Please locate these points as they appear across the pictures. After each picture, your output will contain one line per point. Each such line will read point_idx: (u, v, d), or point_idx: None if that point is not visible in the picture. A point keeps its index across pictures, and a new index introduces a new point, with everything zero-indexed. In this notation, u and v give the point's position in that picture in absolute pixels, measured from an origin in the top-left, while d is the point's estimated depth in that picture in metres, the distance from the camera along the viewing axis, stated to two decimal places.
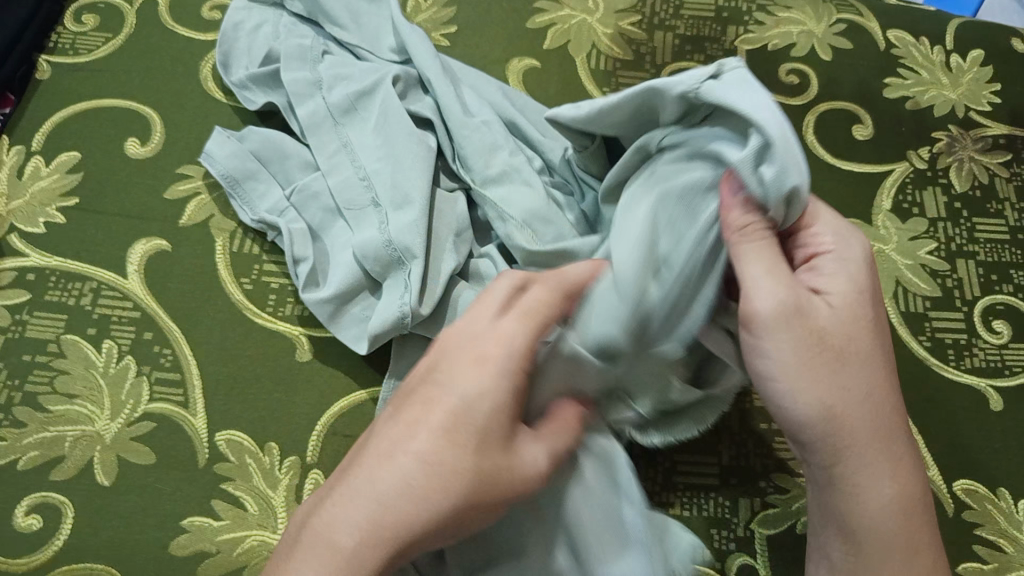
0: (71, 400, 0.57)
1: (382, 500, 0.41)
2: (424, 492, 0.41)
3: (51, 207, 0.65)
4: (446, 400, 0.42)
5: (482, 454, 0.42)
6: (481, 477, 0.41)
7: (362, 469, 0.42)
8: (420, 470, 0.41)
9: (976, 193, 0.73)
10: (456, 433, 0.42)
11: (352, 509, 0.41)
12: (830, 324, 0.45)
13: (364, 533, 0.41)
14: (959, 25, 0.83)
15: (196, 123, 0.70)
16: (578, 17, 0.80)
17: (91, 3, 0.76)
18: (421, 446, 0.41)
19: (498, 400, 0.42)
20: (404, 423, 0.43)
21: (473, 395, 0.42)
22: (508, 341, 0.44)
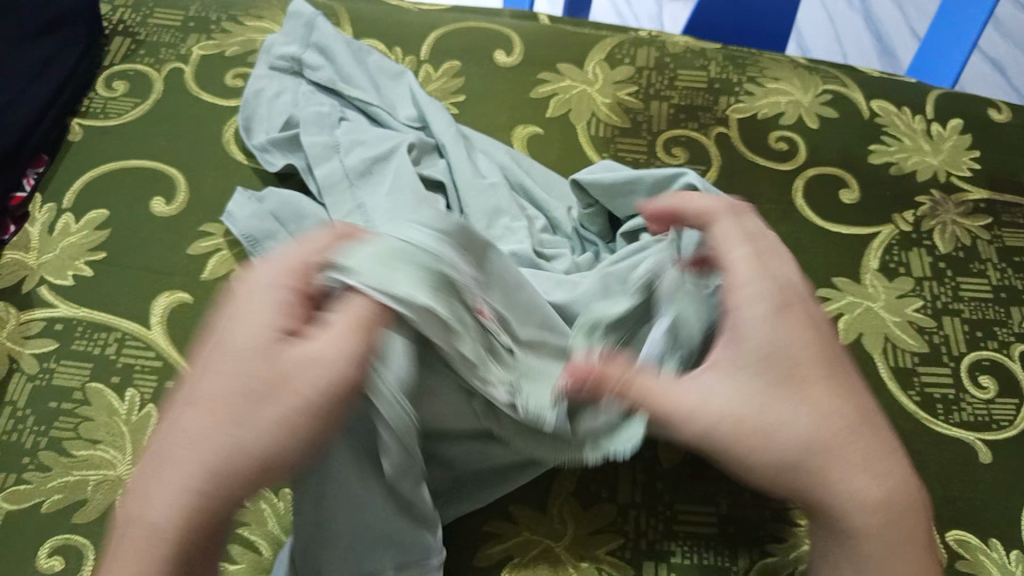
0: (94, 445, 0.60)
1: (189, 463, 0.43)
2: (200, 450, 0.43)
3: (80, 260, 0.68)
4: (231, 342, 0.45)
5: (251, 386, 0.43)
6: (236, 413, 0.43)
7: (153, 454, 0.44)
8: (194, 417, 0.43)
9: (960, 254, 0.77)
10: (249, 371, 0.44)
11: (160, 486, 0.43)
12: (716, 400, 0.47)
13: (178, 502, 0.42)
14: (939, 95, 0.88)
15: (218, 182, 0.74)
16: (578, 87, 0.85)
17: (122, 71, 0.81)
18: (219, 396, 0.43)
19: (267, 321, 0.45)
20: (198, 371, 0.45)
21: (246, 325, 0.45)
22: (262, 288, 0.47)
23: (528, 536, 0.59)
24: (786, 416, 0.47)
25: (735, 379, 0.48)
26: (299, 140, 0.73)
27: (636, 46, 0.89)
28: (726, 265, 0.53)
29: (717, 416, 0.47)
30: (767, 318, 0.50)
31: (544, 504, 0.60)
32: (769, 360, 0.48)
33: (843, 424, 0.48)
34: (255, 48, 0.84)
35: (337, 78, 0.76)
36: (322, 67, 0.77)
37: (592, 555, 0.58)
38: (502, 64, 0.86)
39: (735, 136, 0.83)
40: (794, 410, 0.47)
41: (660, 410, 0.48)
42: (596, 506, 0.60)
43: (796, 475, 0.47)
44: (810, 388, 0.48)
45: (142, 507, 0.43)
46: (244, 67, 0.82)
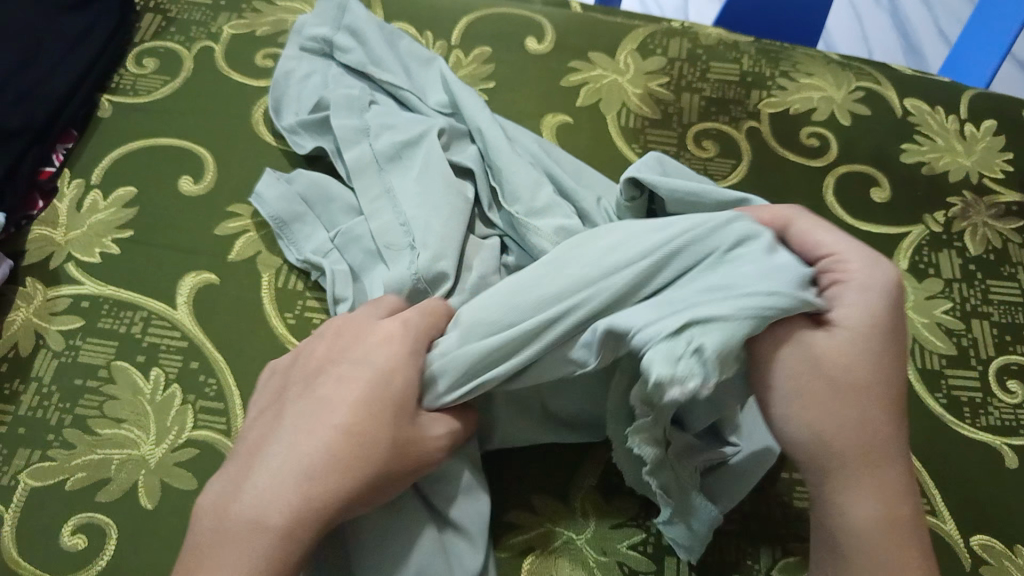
0: (119, 424, 0.60)
1: (295, 472, 0.45)
2: (297, 494, 0.45)
3: (106, 238, 0.68)
4: (344, 401, 0.47)
5: (377, 439, 0.47)
6: (357, 461, 0.46)
7: (254, 463, 0.46)
8: (337, 431, 0.46)
9: (990, 256, 0.76)
10: (353, 430, 0.46)
11: (259, 491, 0.45)
12: (829, 354, 0.47)
13: (281, 508, 0.45)
14: (974, 95, 0.86)
15: (245, 163, 0.73)
16: (610, 77, 0.84)
17: (151, 48, 0.80)
18: (314, 454, 0.46)
19: (401, 386, 0.49)
20: (315, 391, 0.49)
21: (378, 374, 0.49)
22: (394, 325, 0.51)
23: (550, 528, 0.58)
24: (851, 388, 0.47)
25: (855, 345, 0.47)
26: (328, 123, 0.72)
27: (668, 37, 0.88)
28: (831, 259, 0.50)
29: (799, 363, 0.47)
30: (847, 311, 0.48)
31: (567, 496, 0.60)
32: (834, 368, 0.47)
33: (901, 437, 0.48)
34: (286, 28, 0.83)
35: (368, 62, 0.75)
36: (352, 49, 0.76)
37: (614, 548, 0.58)
38: (533, 52, 0.85)
39: (766, 131, 0.82)
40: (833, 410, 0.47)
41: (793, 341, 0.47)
42: (619, 499, 0.60)
43: (843, 443, 0.47)
44: (883, 383, 0.48)
45: (241, 505, 0.45)
46: (273, 47, 0.81)
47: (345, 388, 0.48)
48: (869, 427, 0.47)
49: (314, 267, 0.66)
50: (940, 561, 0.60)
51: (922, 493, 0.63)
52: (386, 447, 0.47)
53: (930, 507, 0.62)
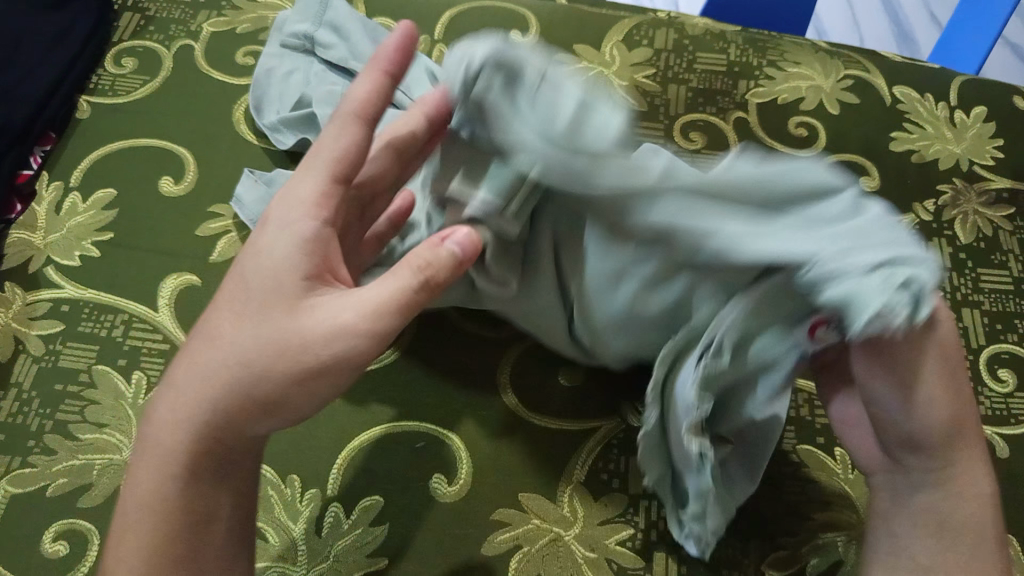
0: (100, 429, 0.59)
1: (212, 383, 0.46)
2: (206, 405, 0.46)
3: (86, 241, 0.67)
4: (239, 300, 0.47)
5: (263, 338, 0.45)
6: (262, 372, 0.45)
7: (184, 369, 0.47)
8: (243, 346, 0.46)
9: (980, 245, 0.75)
10: (244, 331, 0.46)
11: (187, 400, 0.47)
12: (935, 342, 0.44)
13: (203, 420, 0.46)
14: (963, 82, 0.86)
15: (226, 162, 0.72)
16: (595, 69, 0.83)
17: (131, 48, 0.79)
18: (213, 362, 0.46)
19: (295, 265, 0.47)
20: (226, 300, 0.48)
21: (264, 262, 0.47)
22: (298, 188, 0.49)
23: (537, 525, 0.57)
24: (947, 367, 0.44)
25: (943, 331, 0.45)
26: (310, 121, 0.71)
27: (654, 28, 0.87)
28: None
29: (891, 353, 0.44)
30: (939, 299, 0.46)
31: (555, 492, 0.59)
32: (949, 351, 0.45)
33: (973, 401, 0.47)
34: (267, 25, 0.82)
35: (351, 57, 0.74)
36: (334, 45, 0.75)
37: (602, 545, 0.57)
38: None
39: (754, 121, 0.81)
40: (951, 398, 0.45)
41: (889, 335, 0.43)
42: (607, 495, 0.59)
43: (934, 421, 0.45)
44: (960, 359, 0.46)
45: (163, 408, 0.48)
46: (254, 45, 0.80)
47: (239, 286, 0.47)
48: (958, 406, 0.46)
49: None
50: None
51: None
52: (274, 340, 0.45)
53: None
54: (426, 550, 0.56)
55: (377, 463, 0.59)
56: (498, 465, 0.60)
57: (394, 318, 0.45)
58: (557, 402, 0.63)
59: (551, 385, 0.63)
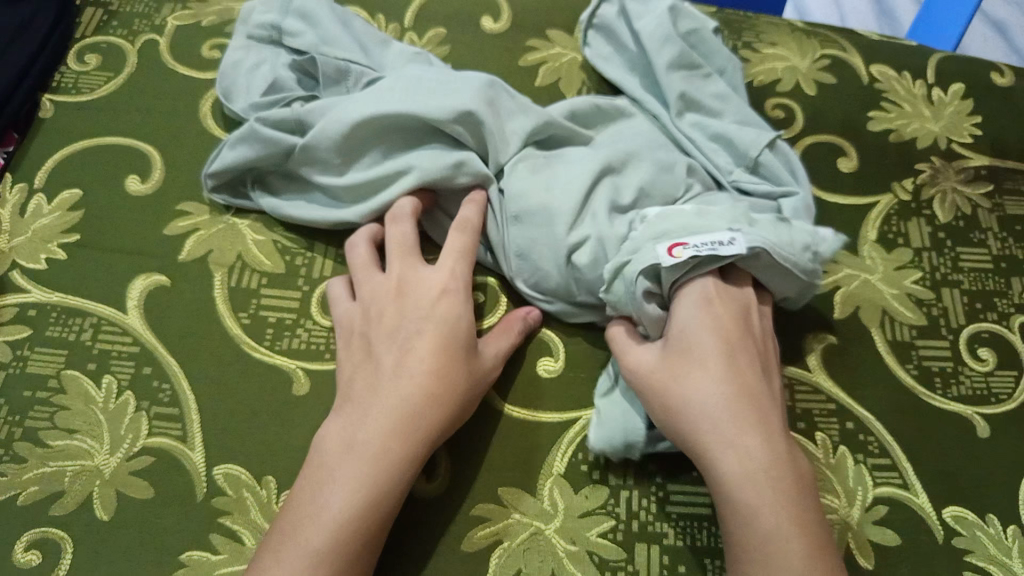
0: (71, 435, 0.58)
1: (414, 413, 0.53)
2: (402, 441, 0.52)
3: (52, 243, 0.66)
4: (423, 353, 0.55)
5: (455, 391, 0.55)
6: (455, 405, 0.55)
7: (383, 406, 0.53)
8: (450, 385, 0.55)
9: (960, 223, 0.74)
10: (441, 376, 0.55)
11: (389, 429, 0.52)
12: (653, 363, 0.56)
13: (408, 444, 0.52)
14: (940, 59, 0.85)
15: (193, 159, 0.71)
16: (569, 54, 0.82)
17: (94, 44, 0.77)
18: (408, 411, 0.53)
19: (462, 320, 0.58)
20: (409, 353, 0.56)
21: (440, 321, 0.57)
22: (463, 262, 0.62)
23: (518, 519, 0.57)
24: (696, 367, 0.54)
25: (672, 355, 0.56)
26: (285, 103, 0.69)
27: None
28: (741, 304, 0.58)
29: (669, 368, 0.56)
30: (685, 308, 0.57)
31: (535, 486, 0.58)
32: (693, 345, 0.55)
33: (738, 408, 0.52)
34: (233, 17, 0.80)
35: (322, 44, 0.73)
36: (302, 32, 0.73)
37: (583, 537, 0.56)
38: (489, 32, 0.82)
39: None
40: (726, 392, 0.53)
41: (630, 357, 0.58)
42: (587, 488, 0.58)
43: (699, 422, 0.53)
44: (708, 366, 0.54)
45: (363, 445, 0.52)
46: (220, 37, 0.79)
47: (419, 344, 0.56)
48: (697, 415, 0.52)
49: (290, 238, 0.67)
50: (912, 535, 0.59)
51: (894, 467, 0.61)
52: (467, 383, 0.56)
53: (902, 481, 0.61)
54: (405, 548, 0.55)
55: None
56: (478, 460, 0.59)
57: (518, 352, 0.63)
58: (535, 394, 0.62)
59: (528, 378, 0.63)
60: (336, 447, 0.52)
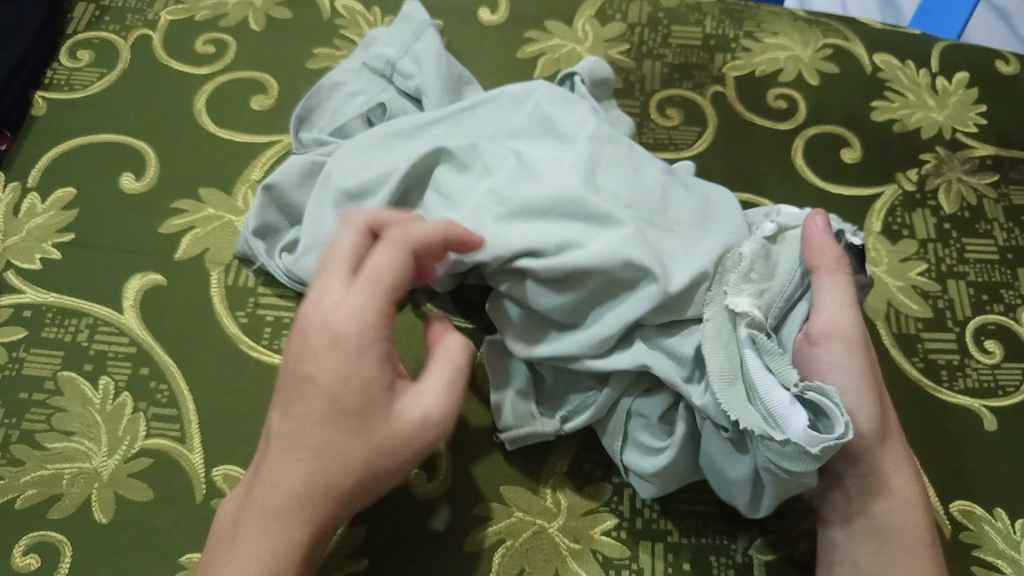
0: (68, 437, 0.57)
1: (313, 477, 0.43)
2: (303, 509, 0.43)
3: (46, 243, 0.65)
4: (313, 414, 0.43)
5: (349, 459, 0.43)
6: (363, 469, 0.44)
7: (283, 457, 0.43)
8: (349, 446, 0.43)
9: (965, 214, 0.73)
10: (343, 432, 0.43)
11: (284, 487, 0.43)
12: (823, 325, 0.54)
13: (305, 513, 0.43)
14: (944, 47, 0.84)
15: (189, 156, 0.70)
16: (567, 46, 0.81)
17: (86, 39, 0.76)
18: (290, 487, 0.43)
19: (360, 372, 0.44)
20: (296, 401, 0.44)
21: (342, 377, 0.43)
22: (339, 286, 0.45)
23: (521, 518, 0.56)
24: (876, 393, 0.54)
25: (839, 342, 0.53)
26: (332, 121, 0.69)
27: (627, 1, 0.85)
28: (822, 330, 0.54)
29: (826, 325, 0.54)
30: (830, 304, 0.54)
31: (537, 485, 0.58)
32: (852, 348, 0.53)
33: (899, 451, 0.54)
34: (226, 11, 0.79)
35: (373, 51, 0.71)
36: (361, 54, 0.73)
37: (587, 536, 0.56)
38: (486, 24, 0.81)
39: (732, 95, 0.79)
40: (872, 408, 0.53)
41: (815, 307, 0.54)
42: (590, 486, 0.58)
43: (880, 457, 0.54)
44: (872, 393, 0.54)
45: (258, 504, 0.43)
46: (214, 32, 0.78)
47: (315, 407, 0.43)
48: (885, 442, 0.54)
49: (289, 250, 0.63)
50: None
51: None
52: (371, 455, 0.44)
53: None
54: (407, 549, 0.55)
55: None
56: (479, 458, 0.58)
57: (456, 406, 0.47)
58: None
59: None
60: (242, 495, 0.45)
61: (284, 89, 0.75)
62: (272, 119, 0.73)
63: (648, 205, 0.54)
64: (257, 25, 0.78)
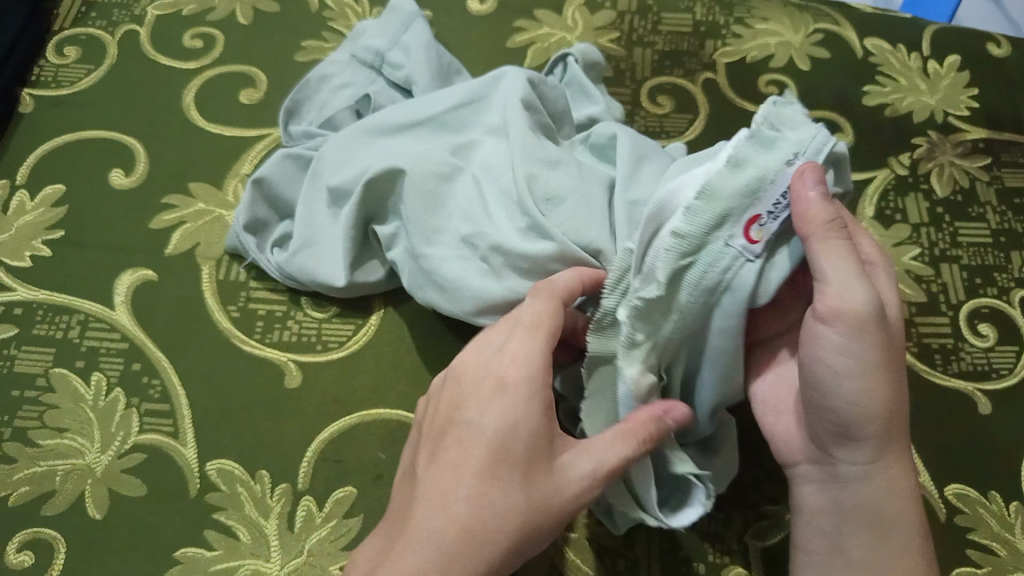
0: (62, 434, 0.57)
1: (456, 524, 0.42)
2: (438, 549, 0.41)
3: (36, 240, 0.65)
4: (476, 473, 0.42)
5: (512, 530, 0.42)
6: (511, 502, 0.42)
7: (422, 508, 0.43)
8: (505, 484, 0.42)
9: (958, 197, 0.73)
10: (487, 470, 0.42)
11: (423, 539, 0.42)
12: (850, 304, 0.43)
13: (450, 557, 0.41)
14: (935, 31, 0.84)
15: (178, 150, 0.70)
16: (557, 35, 0.81)
17: (72, 36, 0.76)
18: (439, 544, 0.41)
19: (531, 428, 0.42)
20: (495, 408, 0.43)
21: (511, 428, 0.42)
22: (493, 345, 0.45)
23: None
24: (886, 367, 0.44)
25: (860, 330, 0.43)
26: (319, 112, 0.68)
27: None
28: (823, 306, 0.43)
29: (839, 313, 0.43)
30: (833, 264, 0.42)
31: None
32: (859, 325, 0.43)
33: (900, 414, 0.46)
34: (214, 5, 0.79)
35: (361, 43, 0.71)
36: (351, 45, 0.72)
37: (582, 525, 0.56)
38: (475, 14, 0.81)
39: (723, 81, 0.79)
40: (881, 387, 0.44)
41: (825, 294, 0.43)
42: None
43: (860, 422, 0.45)
44: (881, 369, 0.44)
45: (395, 555, 0.42)
46: (202, 26, 0.77)
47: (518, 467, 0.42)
48: (882, 421, 0.45)
49: (280, 246, 0.63)
50: None
51: None
52: (530, 506, 0.42)
53: None
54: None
55: (346, 454, 0.57)
56: None
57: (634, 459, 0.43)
58: None
59: None
60: (394, 526, 0.44)
61: (273, 82, 0.74)
62: (261, 113, 0.72)
63: (567, 225, 0.52)
64: (245, 19, 0.78)
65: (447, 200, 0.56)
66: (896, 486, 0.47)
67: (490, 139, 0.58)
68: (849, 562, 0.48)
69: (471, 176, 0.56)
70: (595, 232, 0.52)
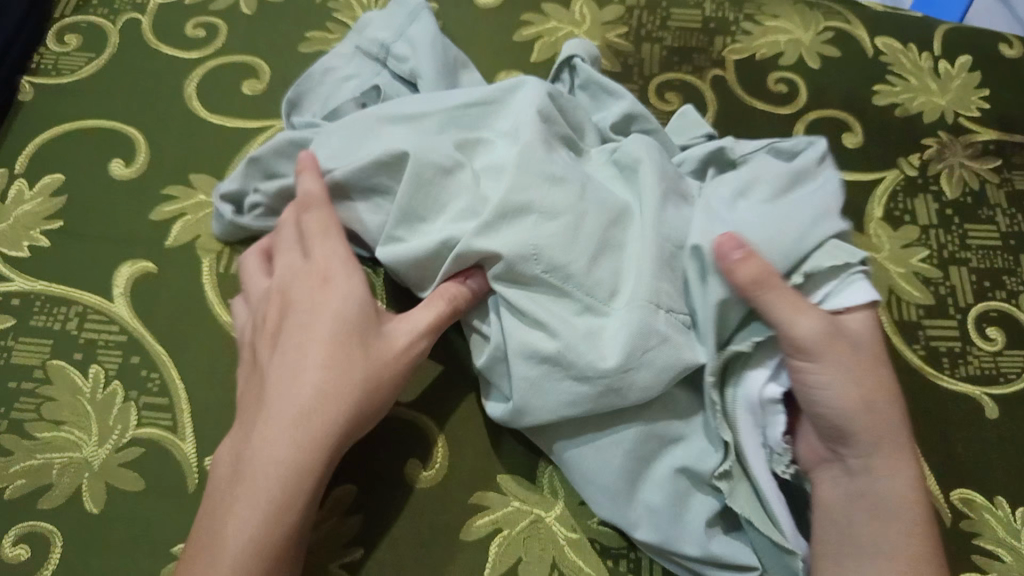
0: (58, 427, 0.57)
1: (291, 409, 0.47)
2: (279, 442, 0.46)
3: (35, 230, 0.64)
4: (305, 376, 0.48)
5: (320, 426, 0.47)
6: (329, 416, 0.48)
7: (271, 375, 0.49)
8: (300, 389, 0.48)
9: (967, 199, 0.72)
10: (302, 356, 0.49)
11: (272, 422, 0.47)
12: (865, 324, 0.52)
13: (277, 445, 0.46)
14: (946, 31, 0.82)
15: (181, 141, 0.69)
16: (565, 29, 0.80)
17: (74, 24, 0.75)
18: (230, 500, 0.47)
19: (336, 321, 0.50)
20: (311, 338, 0.49)
21: (310, 357, 0.48)
22: (342, 287, 0.52)
23: (517, 506, 0.55)
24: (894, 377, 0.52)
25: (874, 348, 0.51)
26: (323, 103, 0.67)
27: None
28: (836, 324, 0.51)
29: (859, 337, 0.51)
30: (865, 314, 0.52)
31: (534, 473, 0.56)
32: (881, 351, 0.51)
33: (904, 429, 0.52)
34: None
35: (366, 36, 0.70)
36: (356, 37, 0.71)
37: (585, 525, 0.55)
38: (482, 6, 0.80)
39: (731, 79, 0.78)
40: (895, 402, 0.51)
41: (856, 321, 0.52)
42: None
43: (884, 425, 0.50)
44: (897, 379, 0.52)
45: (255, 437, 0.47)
46: (205, 16, 0.76)
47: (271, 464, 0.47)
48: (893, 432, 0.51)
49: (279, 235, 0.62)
50: None
51: None
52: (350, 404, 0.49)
53: None
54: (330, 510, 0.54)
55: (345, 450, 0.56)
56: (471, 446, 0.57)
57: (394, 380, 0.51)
58: None
59: None
60: (226, 475, 0.47)
61: (276, 74, 0.74)
62: (266, 105, 0.72)
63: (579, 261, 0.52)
64: (249, 9, 0.77)
65: (450, 204, 0.55)
66: (909, 486, 0.50)
67: (502, 138, 0.58)
68: (881, 555, 0.49)
69: (475, 173, 0.56)
70: (580, 250, 0.52)
